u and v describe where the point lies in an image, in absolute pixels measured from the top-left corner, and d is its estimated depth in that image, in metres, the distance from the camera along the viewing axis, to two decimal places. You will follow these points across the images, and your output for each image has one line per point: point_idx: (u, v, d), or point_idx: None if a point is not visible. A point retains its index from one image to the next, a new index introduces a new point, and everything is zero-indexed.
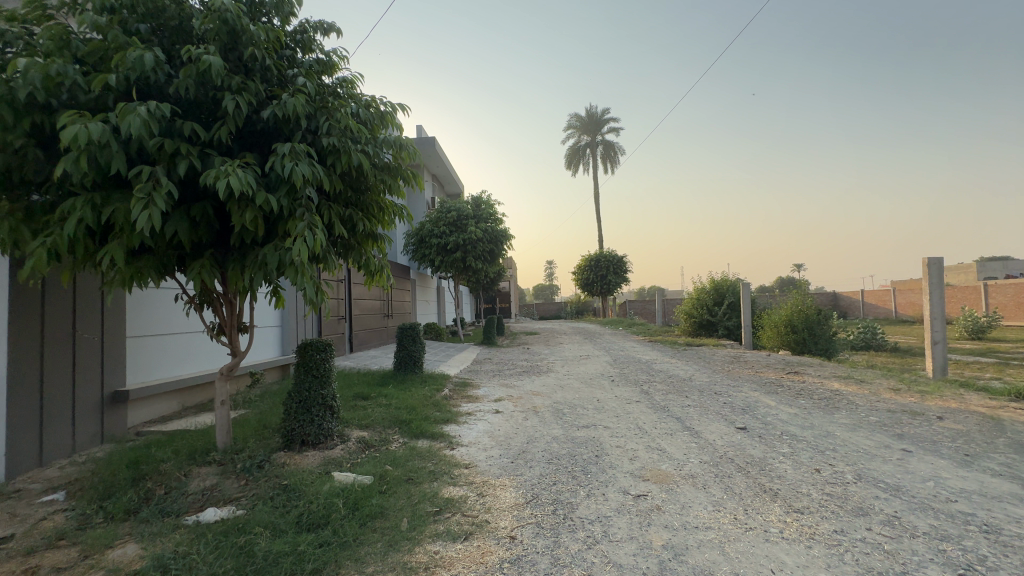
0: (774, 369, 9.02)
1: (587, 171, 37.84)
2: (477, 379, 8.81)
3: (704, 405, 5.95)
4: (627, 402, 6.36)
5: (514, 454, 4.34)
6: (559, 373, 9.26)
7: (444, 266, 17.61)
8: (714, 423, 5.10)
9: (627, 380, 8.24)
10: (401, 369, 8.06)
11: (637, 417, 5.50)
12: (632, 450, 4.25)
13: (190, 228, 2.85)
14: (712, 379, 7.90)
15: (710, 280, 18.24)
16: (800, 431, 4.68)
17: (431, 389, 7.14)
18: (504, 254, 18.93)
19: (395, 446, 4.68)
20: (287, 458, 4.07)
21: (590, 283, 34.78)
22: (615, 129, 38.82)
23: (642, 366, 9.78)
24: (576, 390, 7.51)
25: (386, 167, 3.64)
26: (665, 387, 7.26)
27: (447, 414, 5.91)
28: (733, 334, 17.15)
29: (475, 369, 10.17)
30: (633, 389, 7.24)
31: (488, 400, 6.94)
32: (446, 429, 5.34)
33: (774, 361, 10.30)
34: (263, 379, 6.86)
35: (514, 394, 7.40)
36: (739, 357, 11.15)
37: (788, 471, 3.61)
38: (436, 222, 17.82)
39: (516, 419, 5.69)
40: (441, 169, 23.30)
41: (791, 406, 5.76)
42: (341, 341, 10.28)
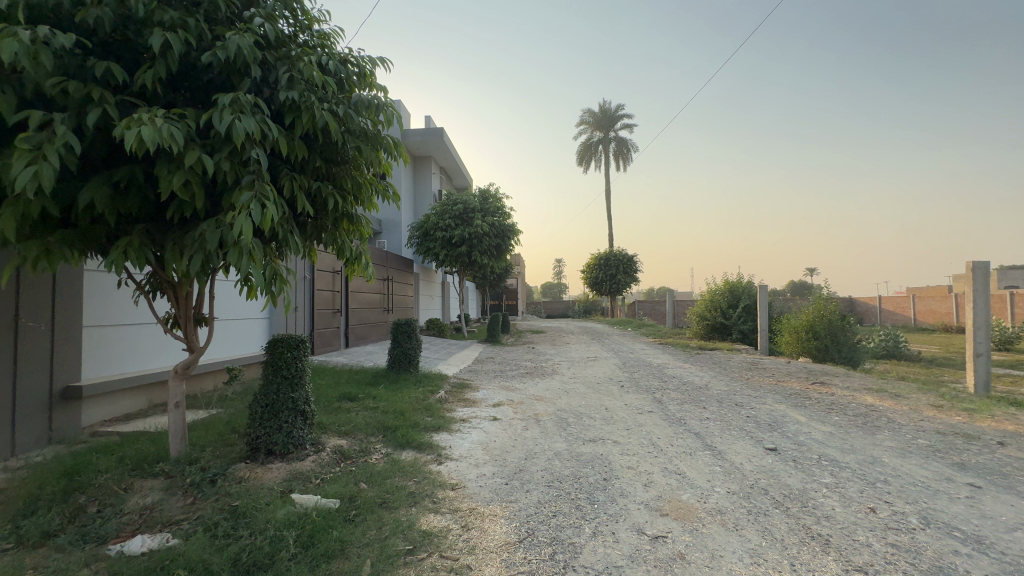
0: (797, 378, 8.36)
1: (599, 168, 37.08)
2: (476, 380, 8.26)
3: (725, 418, 5.33)
4: (638, 412, 5.75)
5: (510, 474, 3.76)
6: (564, 376, 8.67)
7: (449, 260, 17.07)
8: (740, 441, 4.48)
9: (638, 386, 7.63)
10: (395, 367, 7.52)
11: (650, 431, 4.89)
12: (646, 474, 3.66)
13: (112, 196, 2.31)
14: (731, 388, 7.27)
15: (725, 281, 17.51)
16: (841, 455, 4.04)
17: (425, 391, 6.59)
18: (511, 249, 18.33)
19: (376, 458, 4.13)
20: (246, 472, 3.52)
21: (598, 282, 34.12)
22: (629, 126, 38.02)
23: (653, 371, 9.14)
24: (582, 395, 6.92)
25: (363, 133, 3.08)
26: (679, 396, 6.63)
27: (439, 421, 5.36)
28: (747, 338, 16.44)
29: (475, 369, 9.60)
30: (643, 398, 6.63)
31: (486, 405, 6.38)
32: (436, 438, 4.79)
33: (796, 369, 9.61)
34: (243, 376, 6.36)
35: (514, 398, 6.83)
36: (757, 364, 10.49)
37: (837, 509, 3.00)
38: (441, 215, 17.27)
39: (514, 429, 5.13)
40: (449, 161, 22.74)
41: (824, 422, 5.13)
42: (336, 336, 9.78)
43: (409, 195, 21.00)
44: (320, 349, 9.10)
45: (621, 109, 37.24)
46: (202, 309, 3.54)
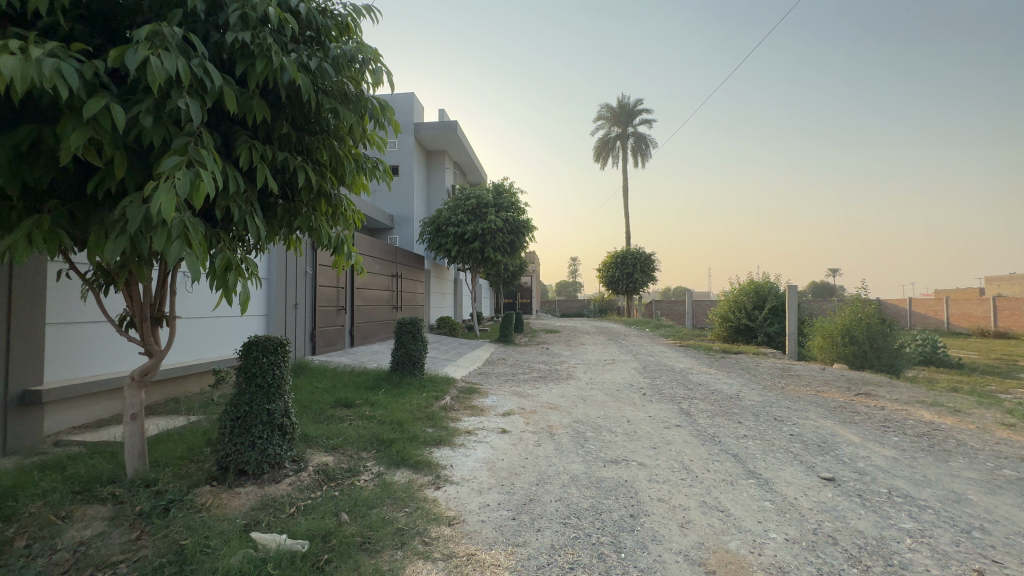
0: (837, 388, 7.60)
1: (617, 164, 36.23)
2: (485, 385, 7.70)
3: (766, 437, 4.66)
4: (665, 427, 5.10)
5: (518, 506, 3.18)
6: (580, 381, 8.05)
7: (461, 256, 16.56)
8: (789, 468, 3.81)
9: (662, 394, 6.96)
10: (398, 370, 7.00)
11: (681, 452, 4.24)
12: (682, 511, 3.03)
13: (10, 161, 1.80)
14: (766, 398, 6.58)
15: (750, 281, 16.65)
16: (916, 490, 3.37)
17: (428, 397, 6.05)
18: (525, 246, 17.72)
19: (365, 479, 3.59)
20: (208, 499, 3.00)
21: (614, 281, 33.32)
22: (648, 121, 37.12)
23: (677, 377, 8.44)
24: (600, 404, 6.30)
25: (341, 95, 2.53)
26: (709, 408, 5.95)
27: (441, 433, 4.81)
28: (774, 341, 15.58)
29: (485, 371, 9.04)
30: (669, 409, 5.98)
31: (495, 413, 5.81)
32: (436, 454, 4.23)
33: (833, 377, 8.82)
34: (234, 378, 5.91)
35: (526, 406, 6.24)
36: (789, 370, 9.73)
37: (933, 570, 2.35)
38: (454, 210, 16.74)
39: (525, 444, 4.55)
40: (463, 155, 22.22)
41: (884, 445, 4.42)
42: (339, 334, 9.31)
43: (422, 190, 20.55)
44: (322, 348, 8.63)
45: (640, 103, 36.31)
46: (166, 307, 3.02)
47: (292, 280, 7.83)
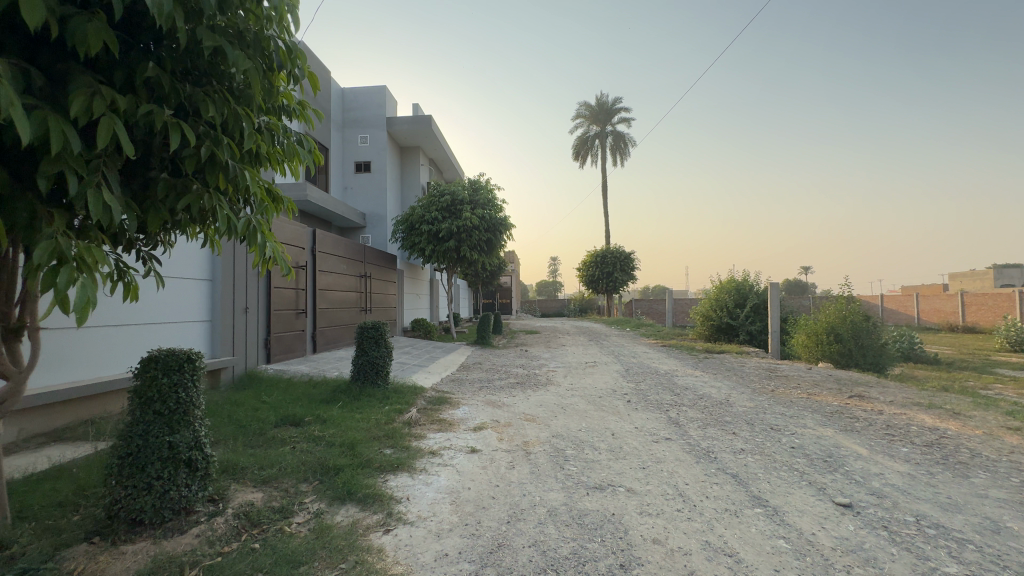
0: (829, 390, 7.22)
1: (596, 163, 36.00)
2: (457, 394, 7.09)
3: (766, 451, 4.18)
4: (653, 442, 4.57)
5: (483, 555, 2.58)
6: (560, 388, 7.50)
7: (435, 255, 15.89)
8: (798, 493, 3.31)
9: (647, 401, 6.46)
10: (359, 379, 6.32)
11: (674, 474, 3.71)
12: (683, 557, 2.48)
13: None
14: (757, 403, 6.14)
15: (731, 279, 16.40)
16: (948, 518, 2.90)
17: (390, 411, 5.41)
18: (503, 245, 17.14)
19: (299, 522, 2.94)
20: (78, 565, 2.31)
21: (594, 280, 32.98)
22: (627, 120, 37.06)
23: (662, 380, 7.97)
24: (582, 414, 5.75)
25: (233, 34, 1.90)
26: (700, 417, 5.46)
27: (401, 455, 4.18)
28: (755, 339, 15.35)
29: (458, 378, 8.42)
30: (657, 419, 5.46)
31: (465, 428, 5.21)
32: (391, 483, 3.60)
33: (821, 378, 8.49)
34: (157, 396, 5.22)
35: (501, 418, 5.66)
36: (776, 371, 9.37)
37: None
38: (428, 207, 16.01)
39: (496, 467, 3.97)
40: (438, 151, 21.53)
41: (896, 459, 3.97)
42: (298, 340, 8.57)
43: (395, 187, 19.77)
44: (278, 355, 7.89)
45: (619, 102, 36.17)
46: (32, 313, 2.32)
47: (241, 282, 7.09)
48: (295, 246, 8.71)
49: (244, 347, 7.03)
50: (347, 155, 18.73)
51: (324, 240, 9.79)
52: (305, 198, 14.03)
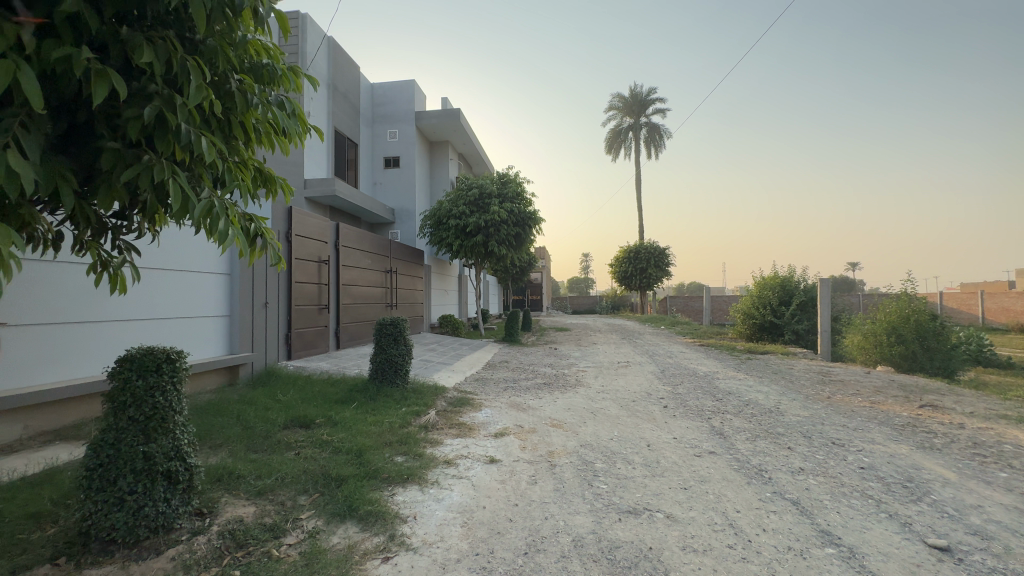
0: (894, 397, 6.44)
1: (629, 156, 34.97)
2: (480, 394, 6.72)
3: (830, 473, 3.58)
4: (696, 456, 4.04)
5: None
6: (590, 390, 7.01)
7: (463, 250, 15.61)
8: (877, 529, 2.73)
9: (686, 407, 5.90)
10: (377, 378, 6.02)
11: (722, 498, 3.19)
12: None
13: None
14: (812, 413, 5.48)
15: (775, 275, 15.39)
16: None
17: (407, 414, 5.07)
18: (532, 240, 16.68)
19: (290, 543, 2.61)
20: None
21: (628, 277, 32.05)
22: (661, 111, 35.84)
23: (702, 384, 7.36)
24: (613, 420, 5.26)
25: None
26: (748, 428, 4.87)
27: (412, 464, 3.83)
28: (802, 339, 14.32)
29: (483, 377, 8.04)
30: (698, 428, 4.90)
31: (485, 434, 4.80)
32: (398, 498, 3.24)
33: (882, 384, 7.67)
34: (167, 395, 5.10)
35: (525, 423, 5.23)
36: (829, 374, 8.55)
37: None
38: (455, 201, 15.71)
39: (516, 482, 3.55)
40: (467, 146, 21.28)
41: (996, 488, 3.31)
42: (320, 336, 8.41)
43: (424, 182, 19.62)
44: (299, 352, 7.73)
45: (654, 92, 35.00)
46: None
47: (261, 277, 6.93)
48: (319, 240, 8.55)
49: (263, 342, 6.88)
50: (376, 151, 18.70)
51: (348, 235, 9.62)
52: (333, 193, 14.03)
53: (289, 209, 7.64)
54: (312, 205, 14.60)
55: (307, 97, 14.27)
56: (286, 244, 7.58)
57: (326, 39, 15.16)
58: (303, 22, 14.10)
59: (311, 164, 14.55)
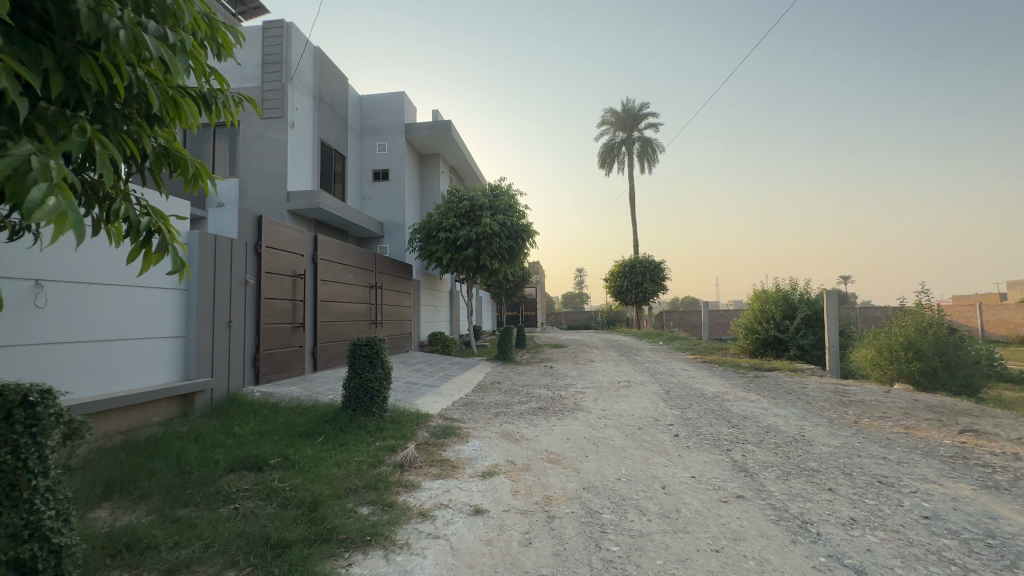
0: (928, 421, 5.81)
1: (623, 170, 34.79)
2: (467, 422, 6.01)
3: (892, 526, 2.92)
4: (722, 503, 3.36)
5: None
6: (590, 416, 6.30)
7: (454, 264, 14.97)
8: None
9: (699, 435, 5.22)
10: (351, 407, 5.31)
11: (766, 564, 2.52)
12: None
13: None
14: (844, 442, 4.84)
15: (777, 288, 14.87)
16: None
17: (381, 449, 4.36)
18: (526, 253, 16.09)
19: None
20: None
21: (623, 291, 31.52)
22: (654, 125, 35.82)
23: (713, 407, 6.68)
24: (619, 454, 4.58)
25: None
26: (776, 463, 4.19)
27: (378, 518, 3.12)
28: (808, 355, 13.72)
29: (473, 401, 7.33)
30: (719, 464, 4.21)
31: (471, 474, 4.11)
32: (353, 573, 2.51)
33: (908, 405, 7.04)
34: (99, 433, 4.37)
35: (518, 458, 4.53)
36: (847, 394, 7.92)
37: None
38: (446, 214, 15.13)
39: (506, 543, 2.86)
40: (458, 158, 20.84)
41: None
42: (295, 357, 7.70)
43: (414, 195, 19.07)
44: (269, 375, 6.99)
45: (646, 107, 35.00)
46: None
47: (224, 292, 6.22)
48: (294, 253, 7.91)
49: (225, 365, 6.16)
50: (364, 164, 18.18)
51: (327, 247, 8.98)
52: (317, 206, 13.45)
53: (259, 218, 6.98)
54: (296, 218, 14.00)
55: (291, 108, 13.79)
56: (256, 256, 6.91)
57: (312, 49, 14.76)
58: (287, 31, 13.71)
59: (295, 176, 13.99)
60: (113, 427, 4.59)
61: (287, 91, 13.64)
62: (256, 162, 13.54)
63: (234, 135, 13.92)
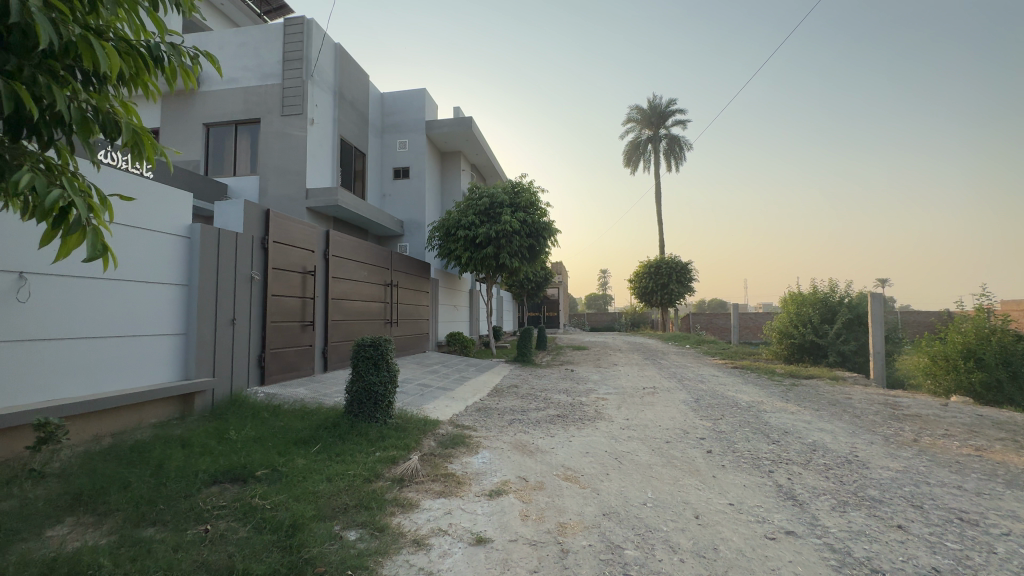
0: (1003, 443, 5.09)
1: (649, 168, 33.88)
2: (479, 430, 5.59)
3: None
4: (770, 541, 2.83)
5: None
6: (613, 426, 5.79)
7: (473, 263, 14.59)
8: None
9: (735, 452, 4.66)
10: (354, 412, 4.96)
11: None
12: None
13: None
14: (908, 466, 4.21)
15: (815, 290, 13.97)
16: None
17: (380, 462, 3.98)
18: (547, 252, 15.60)
19: None
20: None
21: (648, 293, 30.67)
22: (681, 122, 34.79)
23: (749, 419, 6.07)
24: (645, 473, 4.08)
25: None
26: (830, 491, 3.61)
27: (364, 546, 2.71)
28: (849, 362, 12.81)
29: (487, 407, 6.90)
30: (761, 490, 3.66)
31: (477, 492, 3.69)
32: None
33: (972, 421, 6.28)
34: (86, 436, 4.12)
35: (530, 474, 4.08)
36: (900, 407, 7.17)
37: None
38: (465, 211, 14.78)
39: None
40: (479, 156, 20.51)
41: None
42: (303, 357, 7.44)
43: (435, 193, 18.82)
44: (275, 375, 6.73)
45: (673, 103, 33.99)
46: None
47: (228, 287, 5.97)
48: (305, 248, 7.66)
49: (228, 365, 5.90)
50: (385, 162, 18.02)
51: (340, 244, 8.71)
52: (336, 203, 13.30)
53: (267, 211, 6.73)
54: (315, 216, 13.87)
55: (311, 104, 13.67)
56: (262, 251, 6.66)
57: (332, 45, 14.62)
58: (307, 27, 13.59)
59: (314, 173, 13.87)
60: (103, 429, 4.34)
61: (306, 88, 13.54)
62: (275, 160, 13.48)
63: (255, 133, 13.90)
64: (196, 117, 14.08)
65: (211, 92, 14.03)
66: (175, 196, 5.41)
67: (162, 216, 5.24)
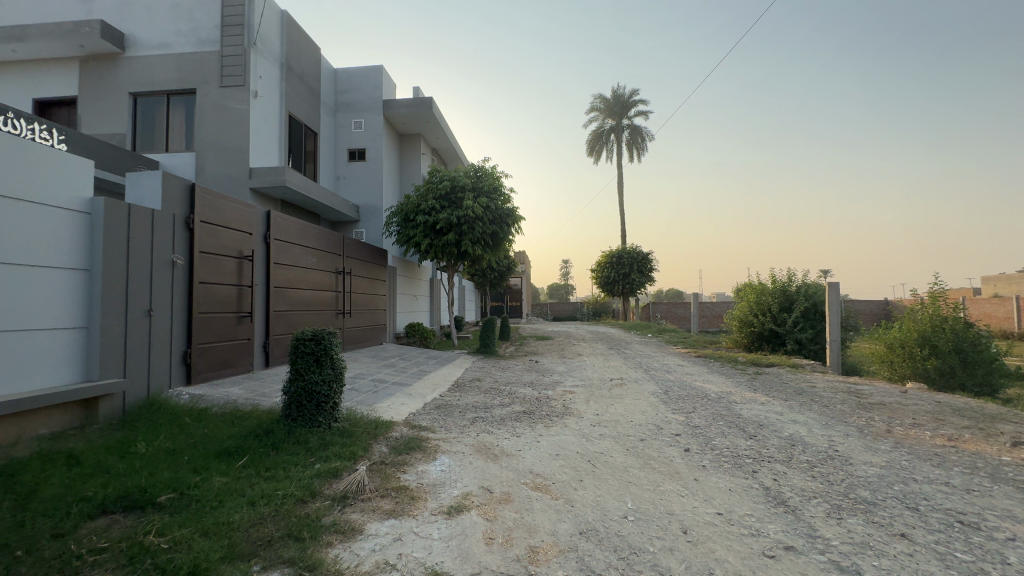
0: (970, 431, 5.05)
1: (612, 158, 33.86)
2: (437, 431, 5.06)
3: None
4: (770, 560, 2.48)
5: None
6: (583, 423, 5.39)
7: (433, 250, 13.92)
8: None
9: (714, 450, 4.36)
10: (292, 417, 4.31)
11: None
12: None
13: None
14: (891, 461, 4.02)
15: (774, 279, 14.16)
16: None
17: (318, 477, 3.38)
18: (511, 239, 15.10)
19: None
20: None
21: (610, 282, 30.79)
22: (643, 112, 34.89)
23: (721, 412, 5.83)
24: (621, 478, 3.68)
25: None
26: (820, 494, 3.32)
27: None
28: (806, 349, 13.07)
29: (447, 404, 6.36)
30: (749, 495, 3.32)
31: (434, 508, 3.18)
32: None
33: (933, 408, 6.31)
34: None
35: (495, 483, 3.61)
36: (863, 396, 7.16)
37: None
38: (425, 195, 14.04)
39: None
40: (440, 139, 19.67)
41: None
42: (238, 352, 6.66)
43: (393, 177, 17.89)
44: (203, 374, 5.93)
45: (636, 93, 34.00)
46: None
47: (143, 273, 5.12)
48: (240, 231, 6.81)
49: (144, 363, 5.08)
50: (339, 143, 16.92)
51: (284, 227, 7.88)
52: (284, 184, 12.12)
53: (192, 186, 5.86)
54: (260, 197, 12.77)
55: (254, 75, 12.48)
56: (187, 232, 5.81)
57: (278, 11, 13.39)
58: None
59: (258, 150, 12.71)
60: None
61: (248, 56, 12.33)
62: (214, 135, 12.26)
63: (190, 105, 12.59)
64: (121, 86, 12.61)
65: (138, 57, 12.57)
66: (69, 162, 4.52)
67: (52, 186, 4.36)
